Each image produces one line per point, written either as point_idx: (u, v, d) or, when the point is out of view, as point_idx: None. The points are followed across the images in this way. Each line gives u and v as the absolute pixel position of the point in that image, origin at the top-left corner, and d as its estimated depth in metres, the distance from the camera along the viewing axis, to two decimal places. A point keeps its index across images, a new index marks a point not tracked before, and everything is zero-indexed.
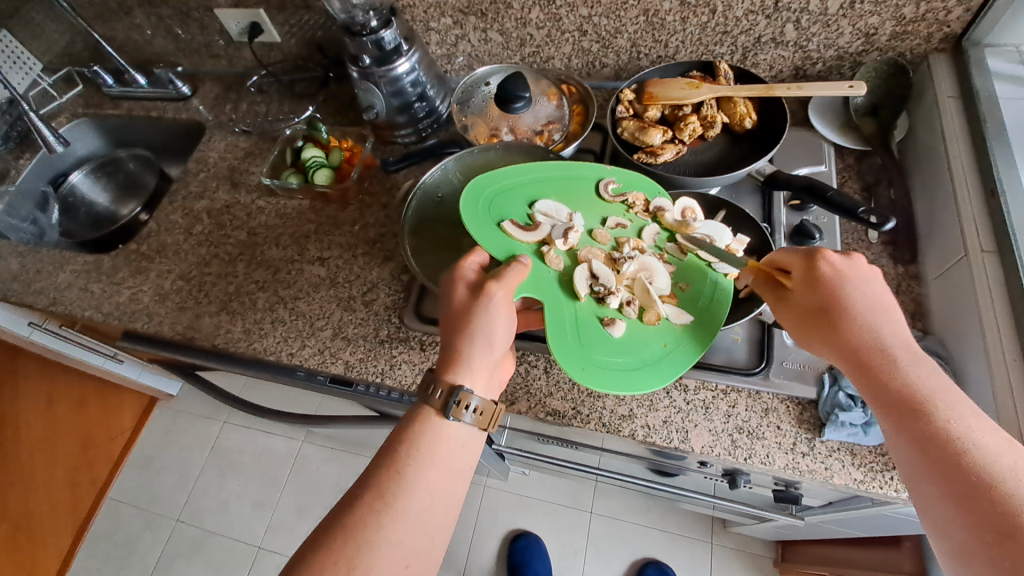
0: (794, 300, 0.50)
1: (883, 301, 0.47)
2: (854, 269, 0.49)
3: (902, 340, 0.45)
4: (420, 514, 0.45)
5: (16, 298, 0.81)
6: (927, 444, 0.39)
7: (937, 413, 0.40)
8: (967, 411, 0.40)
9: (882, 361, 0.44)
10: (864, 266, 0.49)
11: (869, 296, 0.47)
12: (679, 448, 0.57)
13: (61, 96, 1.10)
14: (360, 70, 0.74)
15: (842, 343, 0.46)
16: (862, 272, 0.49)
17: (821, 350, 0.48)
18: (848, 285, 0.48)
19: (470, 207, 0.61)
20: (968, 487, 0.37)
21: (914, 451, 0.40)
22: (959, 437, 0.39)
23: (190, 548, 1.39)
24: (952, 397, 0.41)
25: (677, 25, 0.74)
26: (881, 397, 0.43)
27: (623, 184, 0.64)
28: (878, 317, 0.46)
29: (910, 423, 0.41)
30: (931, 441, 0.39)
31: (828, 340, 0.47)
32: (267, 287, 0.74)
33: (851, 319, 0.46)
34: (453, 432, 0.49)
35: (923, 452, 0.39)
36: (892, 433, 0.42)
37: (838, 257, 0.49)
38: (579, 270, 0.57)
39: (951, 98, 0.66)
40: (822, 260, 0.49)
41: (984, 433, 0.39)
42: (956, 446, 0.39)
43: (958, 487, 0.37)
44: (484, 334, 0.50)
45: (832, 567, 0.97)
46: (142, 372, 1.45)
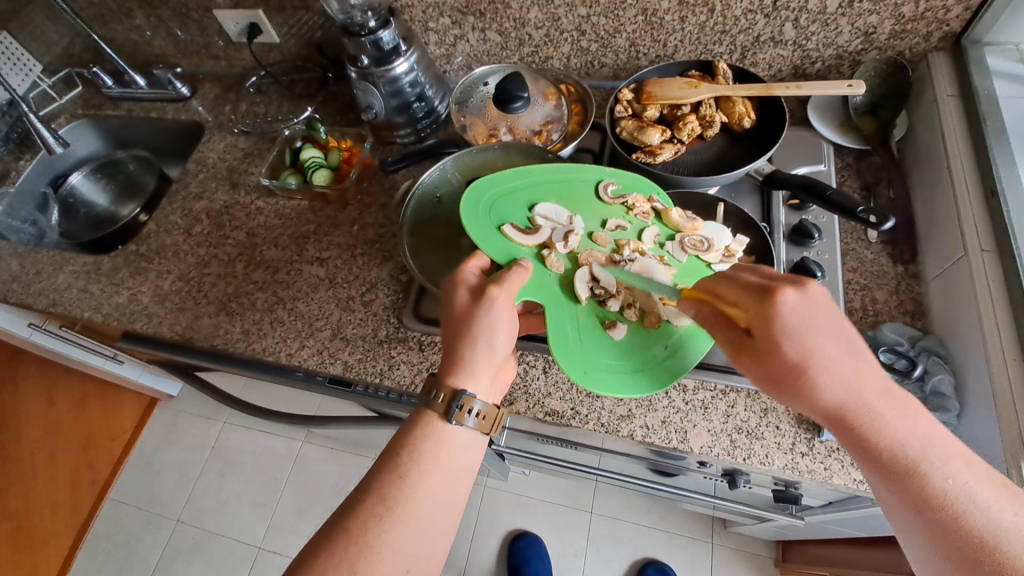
0: (761, 351, 0.45)
1: (851, 340, 0.44)
2: (817, 307, 0.44)
3: (878, 388, 0.42)
4: (421, 518, 0.45)
5: (16, 298, 0.81)
6: (924, 511, 0.39)
7: (930, 474, 0.40)
8: (954, 461, 0.40)
9: (864, 420, 0.41)
10: (822, 300, 0.44)
11: (839, 339, 0.43)
12: (678, 448, 0.57)
13: (61, 97, 1.10)
14: (359, 71, 0.74)
15: (821, 403, 0.43)
16: (825, 309, 0.44)
17: (798, 405, 0.45)
18: (817, 333, 0.43)
19: (470, 210, 0.61)
20: (970, 551, 0.38)
21: (910, 513, 0.40)
22: (955, 498, 0.39)
23: (190, 549, 1.39)
24: (938, 447, 0.40)
25: (676, 24, 0.73)
26: (868, 457, 0.42)
27: (623, 186, 0.64)
28: (852, 365, 0.43)
29: (905, 486, 0.40)
30: (928, 507, 0.39)
31: (804, 398, 0.44)
32: (266, 287, 0.74)
33: (825, 374, 0.43)
34: (455, 436, 0.49)
35: (920, 515, 0.39)
36: (885, 492, 0.41)
37: (799, 295, 0.44)
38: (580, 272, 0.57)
39: (950, 97, 0.66)
40: (782, 306, 0.44)
41: (976, 484, 0.39)
42: (952, 507, 0.39)
43: (961, 554, 0.38)
44: (485, 338, 0.50)
45: (833, 568, 0.97)
46: (143, 373, 1.45)
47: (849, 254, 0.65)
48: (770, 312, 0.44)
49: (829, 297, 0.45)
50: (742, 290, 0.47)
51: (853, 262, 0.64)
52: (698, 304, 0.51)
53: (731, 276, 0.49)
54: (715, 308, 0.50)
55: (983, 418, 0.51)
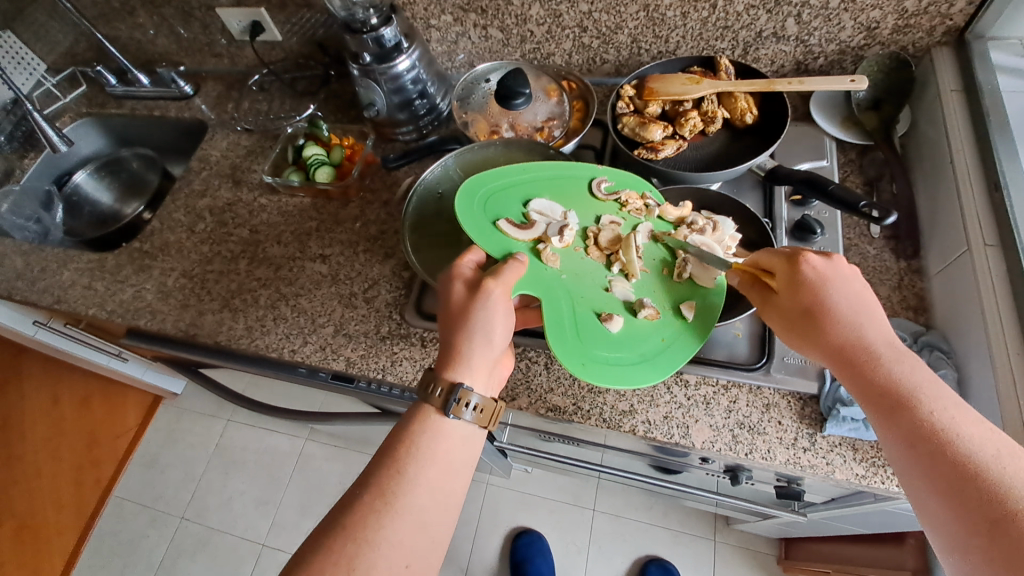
0: (779, 299, 0.49)
1: (866, 298, 0.47)
2: (835, 266, 0.48)
3: (887, 338, 0.45)
4: (420, 513, 0.45)
5: (20, 296, 0.81)
6: (914, 440, 0.39)
7: (923, 408, 0.40)
8: (952, 405, 0.40)
9: (866, 358, 0.44)
10: (845, 265, 0.48)
11: (852, 293, 0.47)
12: (680, 444, 0.57)
13: (65, 96, 1.11)
14: (360, 68, 0.74)
15: (827, 341, 0.46)
16: (844, 271, 0.48)
17: (807, 351, 0.47)
18: (829, 283, 0.47)
19: (465, 207, 0.61)
20: (955, 478, 0.37)
21: (902, 447, 0.40)
22: (945, 431, 0.39)
23: (194, 546, 1.40)
24: (936, 392, 0.41)
25: (677, 20, 0.73)
26: (867, 393, 0.43)
27: (616, 183, 0.64)
28: (860, 313, 0.46)
29: (897, 419, 0.41)
30: (921, 438, 0.39)
31: (812, 339, 0.47)
32: (269, 284, 0.74)
33: (833, 315, 0.46)
34: (454, 430, 0.49)
35: (912, 447, 0.39)
36: (881, 430, 0.42)
37: (821, 255, 0.49)
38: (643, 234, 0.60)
39: (953, 92, 0.66)
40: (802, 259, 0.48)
41: (970, 425, 0.39)
42: (943, 439, 0.39)
43: (946, 480, 0.37)
44: (482, 332, 0.50)
45: (837, 565, 0.97)
46: (147, 371, 1.46)
47: (852, 249, 0.65)
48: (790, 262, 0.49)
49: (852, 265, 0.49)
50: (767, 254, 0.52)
51: (856, 258, 0.64)
52: (743, 275, 0.53)
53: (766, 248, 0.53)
54: (751, 276, 0.53)
55: (987, 414, 0.50)
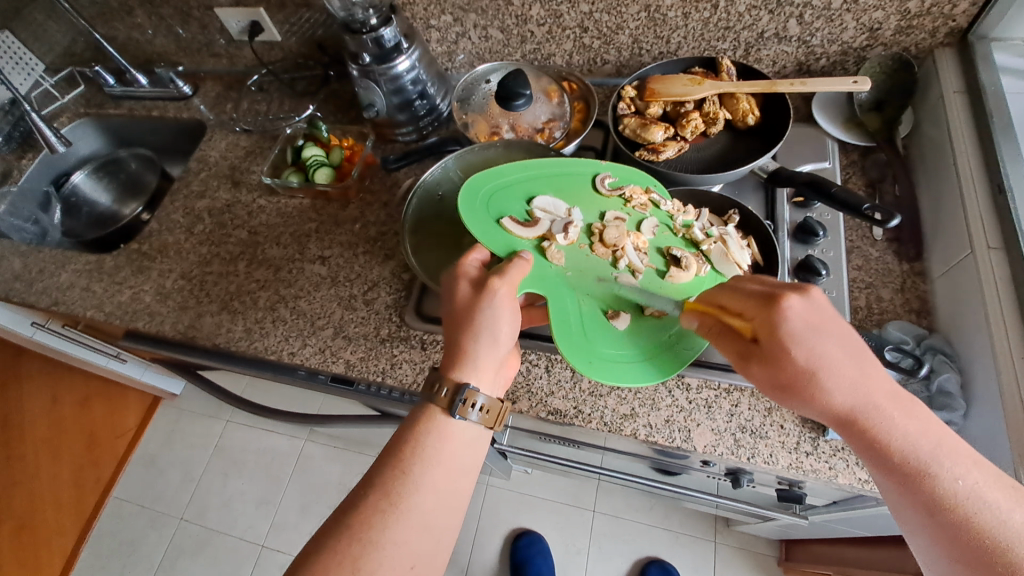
0: (768, 358, 0.44)
1: (854, 343, 0.44)
2: (819, 312, 0.44)
3: (886, 391, 0.42)
4: (425, 514, 0.45)
5: (18, 297, 0.81)
6: (936, 514, 0.39)
7: (940, 476, 0.39)
8: (961, 462, 0.40)
9: (872, 423, 0.41)
10: (826, 307, 0.45)
11: (843, 345, 0.43)
12: (681, 448, 0.56)
13: (63, 96, 1.10)
14: (360, 69, 0.74)
15: (830, 407, 0.42)
16: (827, 315, 0.44)
17: (804, 411, 0.44)
18: (822, 339, 0.43)
19: (468, 206, 0.60)
20: (980, 550, 0.37)
21: (920, 516, 0.40)
22: (964, 499, 0.39)
23: (194, 547, 1.39)
24: (945, 449, 0.40)
25: (679, 20, 0.73)
26: (878, 460, 0.41)
27: (620, 178, 0.64)
28: (857, 367, 0.43)
29: (914, 489, 0.40)
30: (939, 509, 0.39)
31: (811, 404, 0.43)
32: (268, 286, 0.74)
33: (831, 378, 0.42)
34: (459, 431, 0.49)
35: (932, 518, 0.39)
36: (894, 495, 0.41)
37: (799, 299, 0.44)
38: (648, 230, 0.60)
39: (957, 93, 0.65)
40: (788, 312, 0.44)
41: (984, 486, 0.39)
42: (960, 505, 0.39)
43: (972, 557, 0.38)
44: (488, 332, 0.50)
45: (837, 567, 0.97)
46: (146, 372, 1.45)
47: (854, 251, 0.64)
48: (777, 319, 0.44)
49: (831, 303, 0.45)
50: (747, 299, 0.47)
51: (858, 260, 0.64)
52: (701, 317, 0.51)
53: (731, 286, 0.49)
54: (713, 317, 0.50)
55: (991, 418, 0.50)
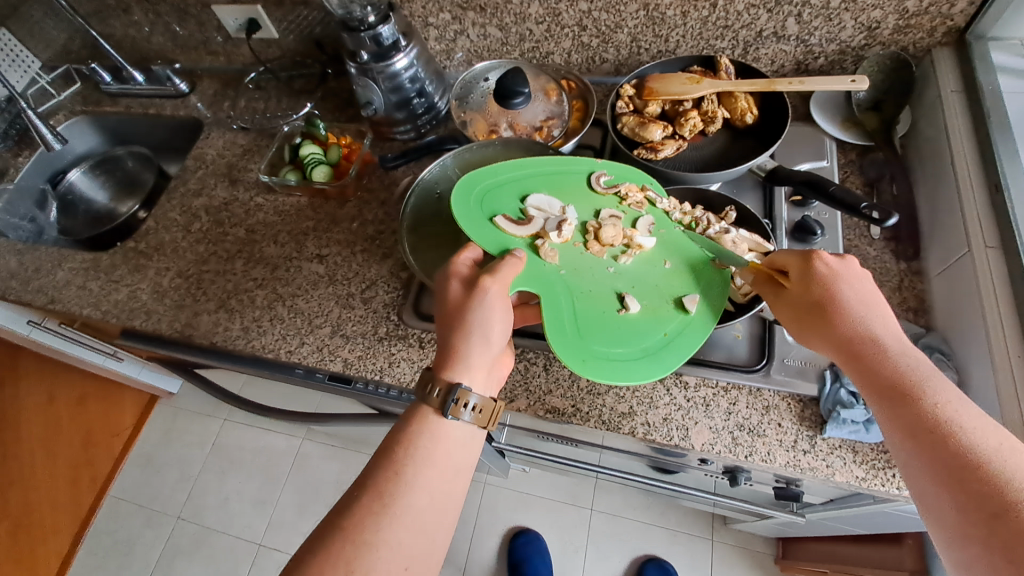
0: (789, 295, 0.49)
1: (874, 297, 0.47)
2: (849, 267, 0.49)
3: (896, 336, 0.45)
4: (420, 514, 0.45)
5: (14, 296, 0.80)
6: (917, 436, 0.39)
7: (931, 406, 0.40)
8: (962, 405, 0.40)
9: (874, 354, 0.44)
10: (855, 265, 0.49)
11: (861, 292, 0.47)
12: (679, 446, 0.56)
13: (58, 94, 1.09)
14: (358, 66, 0.73)
15: (835, 336, 0.46)
16: (855, 271, 0.49)
17: (817, 346, 0.47)
18: (844, 283, 0.47)
19: (462, 204, 0.60)
20: (953, 472, 0.37)
21: (906, 436, 0.40)
22: (952, 430, 0.38)
23: (190, 546, 1.39)
24: (949, 393, 0.40)
25: (678, 19, 0.73)
26: (874, 387, 0.43)
27: (615, 177, 0.64)
28: (872, 311, 0.46)
29: (902, 414, 0.40)
30: (927, 429, 0.39)
31: (820, 333, 0.47)
32: (265, 284, 0.74)
33: (842, 312, 0.46)
34: (452, 432, 0.49)
35: (917, 437, 0.39)
36: (886, 421, 0.41)
37: (832, 256, 0.49)
38: (643, 228, 0.60)
39: (954, 92, 0.66)
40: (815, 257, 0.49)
41: (982, 421, 0.39)
42: (948, 431, 0.38)
43: (951, 469, 0.37)
44: (481, 331, 0.50)
45: (833, 565, 0.97)
46: (143, 371, 1.45)
47: (852, 250, 0.64)
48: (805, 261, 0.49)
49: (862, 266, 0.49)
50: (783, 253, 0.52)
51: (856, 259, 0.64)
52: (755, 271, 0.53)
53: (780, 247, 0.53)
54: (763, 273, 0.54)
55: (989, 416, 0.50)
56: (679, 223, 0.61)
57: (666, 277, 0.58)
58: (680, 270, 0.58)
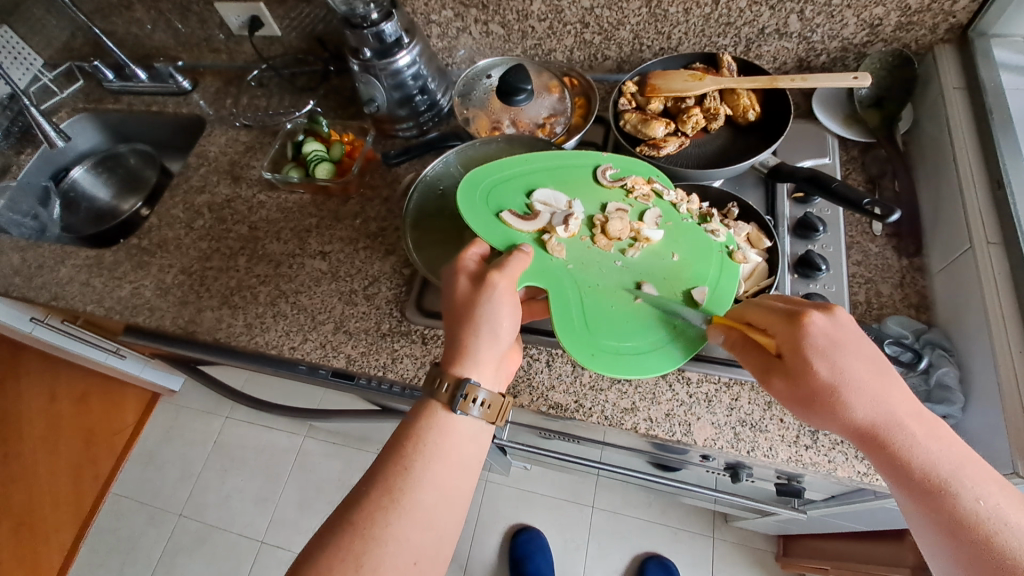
0: (791, 372, 0.45)
1: (876, 361, 0.44)
2: (842, 328, 0.45)
3: (910, 408, 0.43)
4: (426, 510, 0.45)
5: (17, 292, 0.81)
6: (959, 535, 0.39)
7: (962, 495, 0.39)
8: (988, 491, 0.39)
9: (895, 439, 0.42)
10: (848, 323, 0.45)
11: (866, 359, 0.44)
12: (682, 441, 0.57)
13: (60, 91, 1.09)
14: (360, 64, 0.74)
15: (851, 420, 0.43)
16: (849, 329, 0.45)
17: (825, 426, 0.44)
18: (847, 353, 0.44)
19: (468, 199, 0.60)
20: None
21: (942, 536, 0.39)
22: (990, 522, 0.38)
23: (192, 544, 1.39)
24: (968, 468, 0.40)
25: (680, 16, 0.73)
26: (900, 478, 0.41)
27: (621, 170, 0.64)
28: (878, 382, 0.43)
29: (937, 509, 0.40)
30: (963, 530, 0.39)
31: (832, 417, 0.43)
32: (269, 281, 0.74)
33: (853, 393, 0.43)
34: (460, 426, 0.49)
35: (954, 539, 0.39)
36: (915, 514, 0.41)
37: (823, 317, 0.45)
38: (650, 221, 0.60)
39: (956, 89, 0.66)
40: (812, 326, 0.45)
41: (1010, 508, 0.39)
42: (983, 529, 0.38)
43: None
44: (489, 326, 0.50)
45: (834, 562, 0.97)
46: (145, 368, 1.45)
47: (854, 247, 0.65)
48: (801, 332, 0.45)
49: (852, 319, 0.46)
50: (768, 315, 0.48)
51: (858, 256, 0.64)
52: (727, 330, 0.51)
53: (754, 302, 0.50)
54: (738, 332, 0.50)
55: (990, 412, 0.50)
56: (686, 216, 0.61)
57: (672, 270, 0.58)
58: (687, 262, 0.58)
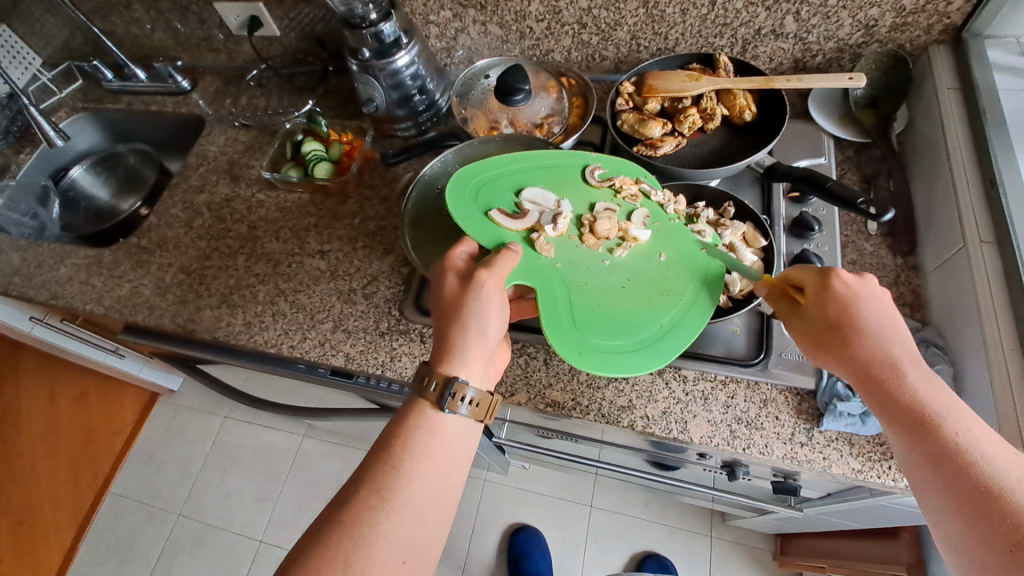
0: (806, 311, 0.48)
1: (893, 314, 0.46)
2: (869, 287, 0.47)
3: (915, 356, 0.44)
4: (416, 509, 0.45)
5: (17, 291, 0.81)
6: (941, 463, 0.39)
7: (950, 432, 0.40)
8: (983, 435, 0.40)
9: (894, 376, 0.43)
10: (872, 277, 0.48)
11: (882, 309, 0.46)
12: (678, 439, 0.57)
13: (60, 91, 1.10)
14: (359, 64, 0.74)
15: (853, 357, 0.45)
16: (873, 283, 0.48)
17: (831, 365, 0.47)
18: (861, 299, 0.46)
19: (457, 199, 0.61)
20: (984, 503, 0.37)
21: (924, 465, 0.40)
22: (976, 457, 0.39)
23: (192, 543, 1.40)
24: (963, 413, 0.41)
25: (677, 17, 0.73)
26: (892, 414, 0.43)
27: (609, 170, 0.64)
28: (891, 329, 0.45)
29: (924, 447, 0.40)
30: (946, 460, 0.39)
31: (837, 354, 0.46)
32: (268, 280, 0.74)
33: (861, 333, 0.45)
34: (448, 425, 0.49)
35: (936, 467, 0.39)
36: (904, 448, 0.42)
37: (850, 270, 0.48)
38: (638, 220, 0.60)
39: (950, 90, 0.66)
40: (833, 272, 0.48)
41: (999, 450, 0.39)
42: (968, 463, 0.39)
43: (970, 501, 0.37)
44: (477, 324, 0.50)
45: (831, 560, 0.98)
46: (144, 368, 1.46)
47: (849, 246, 0.65)
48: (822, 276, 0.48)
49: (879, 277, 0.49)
50: (801, 266, 0.51)
51: (853, 255, 0.64)
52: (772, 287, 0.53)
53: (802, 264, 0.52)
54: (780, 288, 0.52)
55: (982, 409, 0.51)
56: (674, 216, 0.62)
57: (660, 270, 0.58)
58: (675, 262, 0.59)
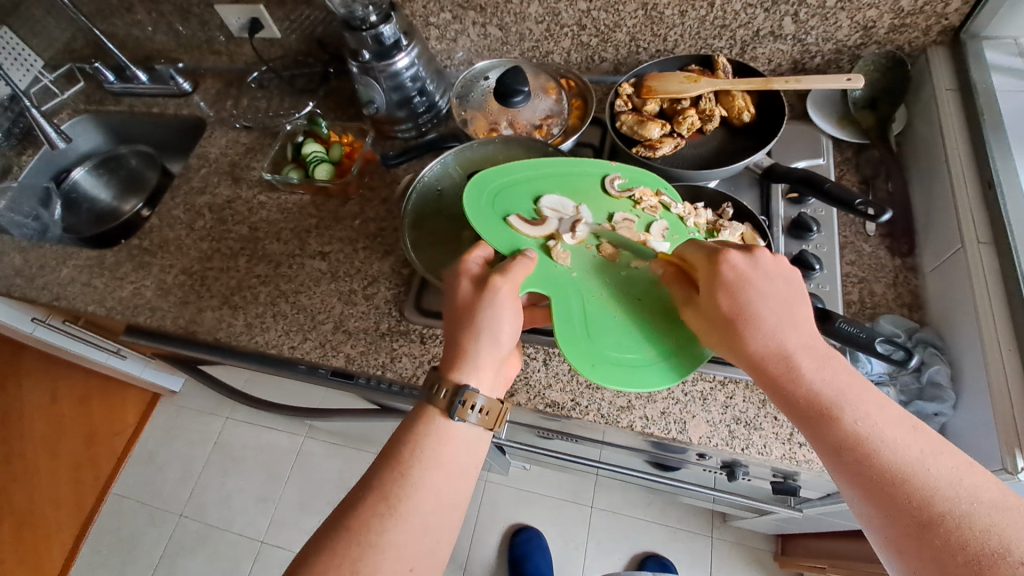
0: (703, 304, 0.48)
1: (783, 296, 0.46)
2: (755, 266, 0.47)
3: (805, 342, 0.44)
4: (424, 516, 0.45)
5: (20, 293, 0.82)
6: (842, 453, 0.41)
7: (845, 418, 0.41)
8: (875, 415, 0.41)
9: (789, 369, 0.43)
10: (763, 260, 0.48)
11: (772, 294, 0.46)
12: (677, 439, 0.57)
13: (62, 92, 1.10)
14: (359, 66, 0.74)
15: (748, 352, 0.45)
16: (765, 266, 0.47)
17: (731, 358, 0.47)
18: (750, 287, 0.46)
19: (474, 202, 0.61)
20: (884, 486, 0.39)
21: (828, 456, 0.41)
22: (870, 440, 0.40)
23: (193, 544, 1.40)
24: (855, 393, 0.42)
25: (676, 18, 0.74)
26: (792, 406, 0.43)
27: (629, 180, 0.64)
28: (778, 315, 0.45)
29: (823, 429, 0.42)
30: (846, 449, 0.41)
31: (735, 348, 0.46)
32: (269, 281, 0.75)
33: (753, 325, 0.45)
34: (458, 433, 0.49)
35: (838, 457, 0.41)
36: (809, 439, 0.43)
37: (739, 254, 0.48)
38: (657, 233, 0.60)
39: (949, 91, 0.66)
40: (723, 263, 0.47)
41: (889, 427, 0.41)
42: (866, 449, 0.40)
43: (873, 487, 0.39)
44: (490, 330, 0.51)
45: (833, 560, 0.98)
46: (145, 369, 1.46)
47: (848, 246, 0.65)
48: (713, 269, 0.48)
49: (769, 257, 0.48)
50: (696, 251, 0.51)
51: (851, 256, 0.65)
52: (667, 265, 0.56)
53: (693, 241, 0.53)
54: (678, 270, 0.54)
55: (980, 409, 0.51)
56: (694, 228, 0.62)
57: None
58: None
